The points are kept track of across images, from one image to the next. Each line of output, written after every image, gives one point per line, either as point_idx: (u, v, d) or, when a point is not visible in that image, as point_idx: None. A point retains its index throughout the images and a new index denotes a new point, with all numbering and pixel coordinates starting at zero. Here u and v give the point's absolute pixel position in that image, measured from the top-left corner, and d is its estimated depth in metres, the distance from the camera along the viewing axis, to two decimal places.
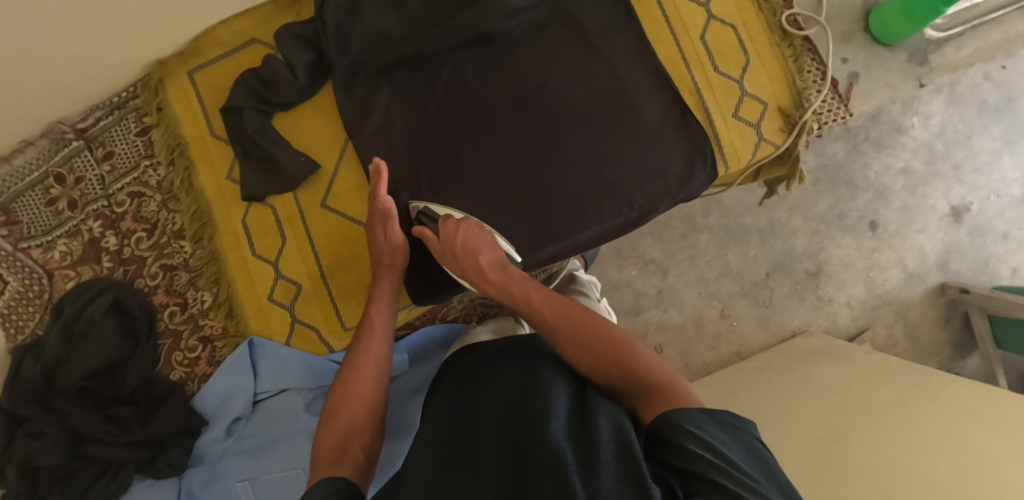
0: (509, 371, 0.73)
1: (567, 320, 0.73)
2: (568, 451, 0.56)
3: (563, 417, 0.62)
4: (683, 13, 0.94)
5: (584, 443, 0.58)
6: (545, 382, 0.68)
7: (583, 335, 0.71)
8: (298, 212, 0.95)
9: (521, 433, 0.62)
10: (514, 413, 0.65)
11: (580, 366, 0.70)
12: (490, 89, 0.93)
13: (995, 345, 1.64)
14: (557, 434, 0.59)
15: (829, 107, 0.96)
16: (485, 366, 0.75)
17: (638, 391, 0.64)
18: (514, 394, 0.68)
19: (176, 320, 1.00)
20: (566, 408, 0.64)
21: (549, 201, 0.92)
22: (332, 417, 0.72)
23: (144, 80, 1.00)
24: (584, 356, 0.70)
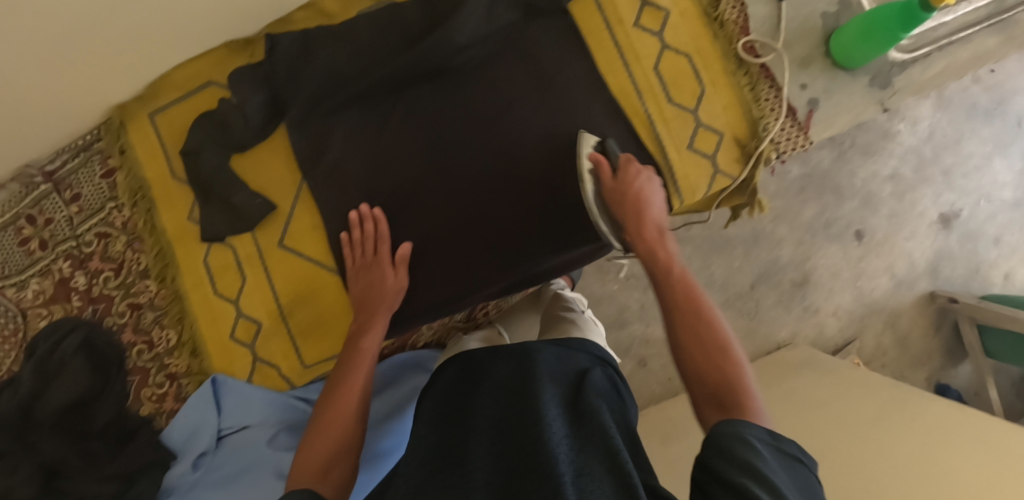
0: (508, 382, 0.78)
1: (693, 301, 0.70)
2: (562, 459, 0.62)
3: (558, 424, 0.68)
4: (635, 43, 0.93)
5: (579, 450, 0.63)
6: (541, 389, 0.73)
7: (698, 322, 0.69)
8: (257, 252, 0.96)
9: (519, 440, 0.67)
10: (510, 423, 0.70)
11: (686, 347, 0.68)
12: (446, 121, 0.92)
13: (984, 353, 1.63)
14: (553, 442, 0.64)
15: (789, 135, 0.95)
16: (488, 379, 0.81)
17: (722, 401, 0.61)
18: (512, 406, 0.73)
19: (144, 358, 1.02)
20: (561, 416, 0.69)
21: (504, 237, 0.92)
22: (323, 428, 0.74)
23: (107, 123, 1.02)
24: (697, 334, 0.68)
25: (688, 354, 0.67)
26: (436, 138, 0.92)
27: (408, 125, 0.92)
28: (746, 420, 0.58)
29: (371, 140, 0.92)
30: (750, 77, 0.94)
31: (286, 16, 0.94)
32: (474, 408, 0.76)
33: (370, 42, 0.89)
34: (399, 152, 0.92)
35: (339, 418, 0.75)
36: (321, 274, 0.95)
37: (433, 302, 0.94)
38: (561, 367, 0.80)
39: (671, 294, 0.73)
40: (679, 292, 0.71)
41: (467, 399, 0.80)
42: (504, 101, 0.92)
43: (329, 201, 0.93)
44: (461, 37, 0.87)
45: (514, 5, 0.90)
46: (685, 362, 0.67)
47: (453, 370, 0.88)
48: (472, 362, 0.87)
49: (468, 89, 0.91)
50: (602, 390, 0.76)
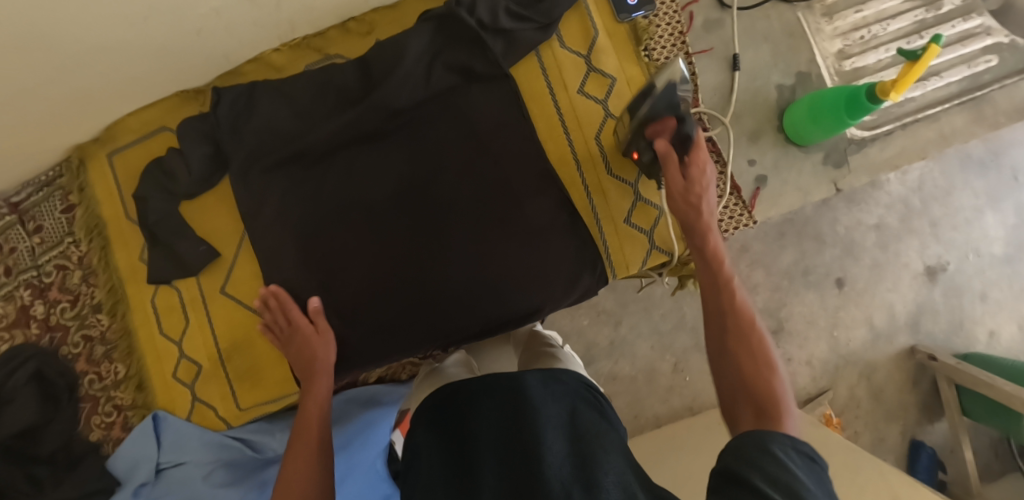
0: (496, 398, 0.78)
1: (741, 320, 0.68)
2: (562, 482, 0.64)
3: (557, 445, 0.68)
4: (578, 111, 0.93)
5: (582, 469, 0.65)
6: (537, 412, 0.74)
7: (745, 339, 0.67)
8: (200, 295, 0.99)
9: (523, 466, 0.67)
10: (501, 445, 0.71)
11: (733, 354, 0.66)
12: (385, 178, 0.93)
13: (961, 413, 1.57)
14: (554, 465, 0.66)
15: (731, 214, 0.92)
16: (486, 383, 0.81)
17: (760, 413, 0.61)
18: (503, 427, 0.73)
19: (95, 387, 1.06)
20: (562, 435, 0.71)
21: (432, 300, 0.92)
22: (288, 469, 0.73)
23: (67, 161, 1.04)
24: (743, 351, 0.66)
25: (733, 366, 0.66)
26: (370, 197, 0.93)
27: (345, 182, 0.93)
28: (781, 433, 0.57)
29: (311, 194, 0.94)
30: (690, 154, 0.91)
31: (235, 68, 0.98)
32: (468, 426, 0.76)
33: (318, 101, 0.94)
34: (334, 211, 0.93)
35: (302, 460, 0.74)
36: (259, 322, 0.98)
37: (360, 359, 0.94)
38: (557, 387, 0.79)
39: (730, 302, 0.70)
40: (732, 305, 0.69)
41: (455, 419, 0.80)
42: (442, 164, 0.93)
43: (266, 254, 0.95)
44: (400, 102, 0.91)
45: (450, 72, 0.91)
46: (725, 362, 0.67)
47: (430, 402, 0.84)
48: (450, 390, 0.83)
49: (405, 151, 0.93)
50: (592, 413, 0.77)
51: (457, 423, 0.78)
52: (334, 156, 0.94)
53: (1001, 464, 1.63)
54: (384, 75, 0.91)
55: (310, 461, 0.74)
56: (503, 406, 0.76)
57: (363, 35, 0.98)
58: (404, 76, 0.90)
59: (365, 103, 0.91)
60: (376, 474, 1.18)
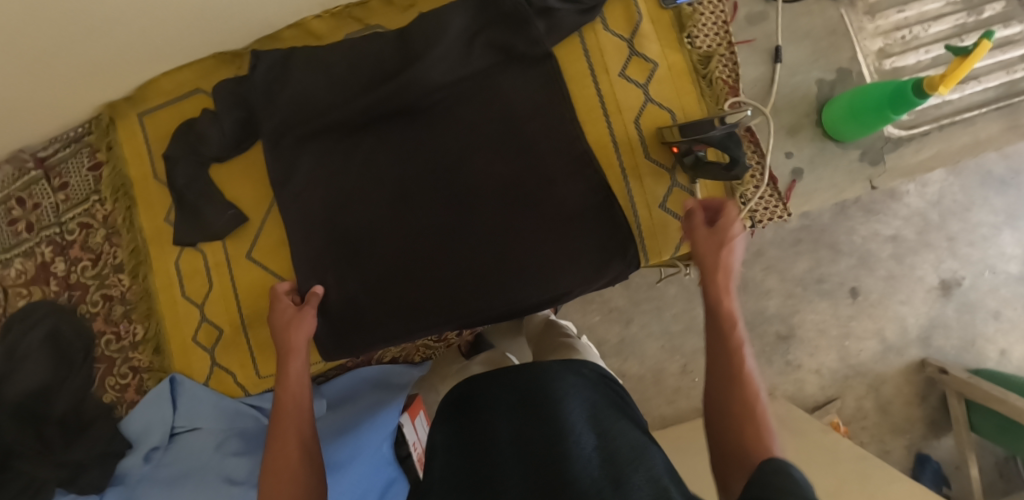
0: (515, 400, 0.81)
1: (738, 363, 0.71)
2: (590, 475, 0.67)
3: (583, 440, 0.72)
4: (618, 94, 0.92)
5: (610, 463, 0.68)
6: (562, 408, 0.76)
7: (740, 377, 0.70)
8: (225, 259, 0.98)
9: (553, 463, 0.69)
10: (521, 449, 0.74)
11: (723, 397, 0.70)
12: (412, 158, 0.94)
13: (970, 429, 1.57)
14: (581, 461, 0.69)
15: (766, 205, 0.93)
16: (508, 390, 0.83)
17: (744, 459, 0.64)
18: (525, 426, 0.77)
19: (111, 348, 1.05)
20: (588, 430, 0.73)
21: (457, 277, 0.93)
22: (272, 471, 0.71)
23: (97, 118, 1.03)
24: (737, 388, 0.70)
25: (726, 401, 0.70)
26: (399, 171, 0.94)
27: (371, 158, 0.94)
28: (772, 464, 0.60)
29: (339, 169, 0.94)
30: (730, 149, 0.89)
31: (276, 33, 0.97)
32: (487, 431, 0.79)
33: (347, 72, 0.93)
34: (361, 187, 0.94)
35: (288, 457, 0.72)
36: None
37: (386, 330, 0.94)
38: (576, 383, 0.82)
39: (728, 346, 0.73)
40: (732, 344, 0.72)
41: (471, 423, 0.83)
42: (473, 142, 0.93)
43: (296, 223, 0.95)
44: (434, 79, 0.90)
45: (491, 50, 0.91)
46: (722, 405, 0.70)
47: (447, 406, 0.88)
48: (465, 389, 0.87)
49: (435, 127, 0.93)
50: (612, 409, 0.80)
51: (475, 426, 0.82)
52: (364, 130, 0.94)
53: (1006, 484, 1.62)
54: (421, 50, 0.91)
55: (293, 463, 0.72)
56: (524, 406, 0.79)
57: (404, 10, 0.97)
58: (442, 53, 0.90)
59: (399, 78, 0.90)
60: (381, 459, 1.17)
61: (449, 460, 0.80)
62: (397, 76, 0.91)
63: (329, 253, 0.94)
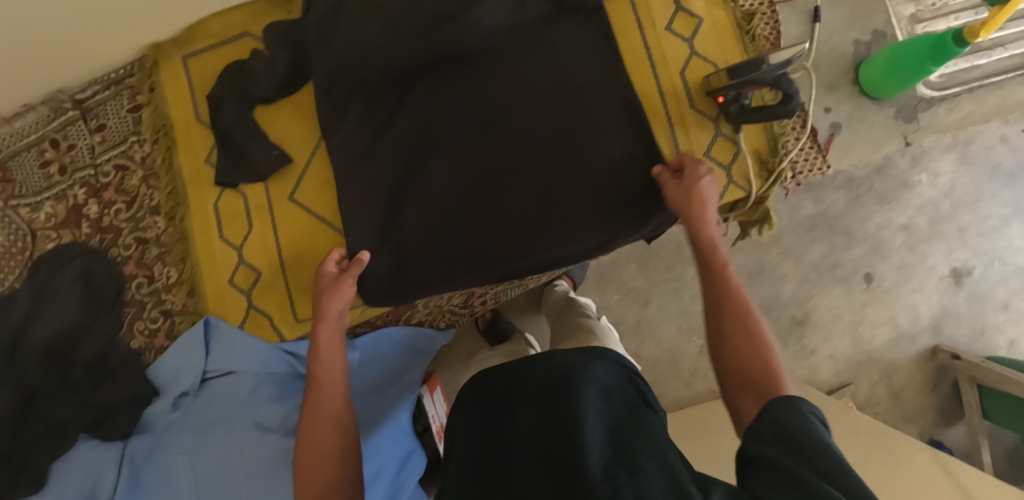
0: (537, 386, 0.78)
1: (743, 312, 0.72)
2: (602, 467, 0.64)
3: (596, 432, 0.68)
4: (664, 47, 0.95)
5: (623, 456, 0.65)
6: (576, 398, 0.73)
7: (741, 326, 0.71)
8: (267, 202, 0.98)
9: (565, 460, 0.67)
10: (545, 438, 0.70)
11: (732, 351, 0.70)
12: (458, 110, 0.95)
13: (982, 416, 1.58)
14: (592, 454, 0.65)
15: (806, 156, 0.95)
16: (532, 377, 0.79)
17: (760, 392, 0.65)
18: (547, 412, 0.73)
19: (142, 291, 1.03)
20: (600, 423, 0.70)
21: (504, 223, 0.93)
22: (306, 452, 0.76)
23: (141, 60, 1.04)
24: (739, 338, 0.70)
25: (726, 351, 0.71)
26: (447, 117, 0.95)
27: (423, 107, 0.95)
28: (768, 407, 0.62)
29: (388, 116, 0.96)
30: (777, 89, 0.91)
31: None
32: (507, 417, 0.78)
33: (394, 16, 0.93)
34: (409, 134, 0.95)
35: (318, 451, 0.76)
36: (327, 231, 0.97)
37: (434, 275, 0.94)
38: (596, 370, 0.78)
39: (722, 291, 0.74)
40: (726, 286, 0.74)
41: (496, 408, 0.81)
42: (520, 91, 0.94)
43: (346, 166, 0.97)
44: (486, 25, 0.91)
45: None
46: (728, 353, 0.70)
47: (472, 396, 0.84)
48: (486, 378, 0.85)
49: (484, 75, 0.95)
50: (631, 397, 0.76)
51: (495, 413, 0.80)
52: (417, 77, 0.95)
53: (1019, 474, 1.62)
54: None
55: (327, 451, 0.76)
56: (547, 391, 0.76)
57: None
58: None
59: (447, 25, 0.91)
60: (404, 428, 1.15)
61: (472, 438, 0.79)
62: (451, 19, 0.91)
63: (381, 191, 0.96)
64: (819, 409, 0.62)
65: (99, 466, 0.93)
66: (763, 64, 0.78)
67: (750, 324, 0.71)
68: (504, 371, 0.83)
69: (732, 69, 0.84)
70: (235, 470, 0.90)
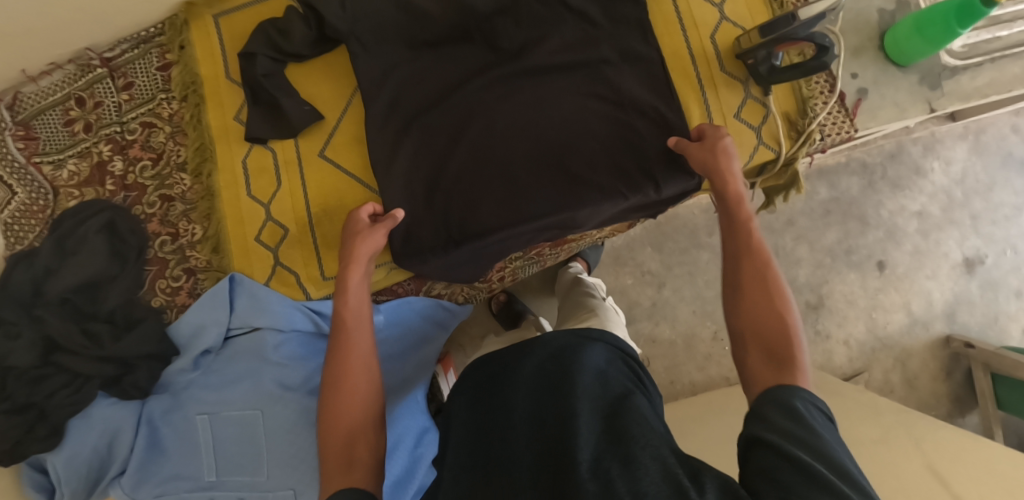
0: (543, 368, 0.79)
1: (764, 280, 0.70)
2: (595, 458, 0.65)
3: (587, 421, 0.69)
4: (694, 10, 0.95)
5: (617, 444, 0.66)
6: (572, 386, 0.74)
7: (758, 293, 0.70)
8: (297, 158, 0.98)
9: (553, 453, 0.67)
10: (537, 422, 0.72)
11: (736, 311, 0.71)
12: (522, 141, 0.93)
13: (996, 405, 1.49)
14: (583, 447, 0.65)
15: (834, 120, 0.95)
16: (531, 367, 0.80)
17: (772, 349, 0.65)
18: (543, 400, 0.74)
19: (165, 249, 1.03)
20: (594, 413, 0.71)
21: (518, 182, 0.92)
22: (336, 397, 0.71)
23: (172, 18, 1.04)
24: (759, 308, 0.69)
25: (746, 321, 0.69)
26: (478, 75, 0.95)
27: (478, 138, 0.93)
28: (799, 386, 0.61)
29: (435, 153, 0.94)
30: (808, 50, 0.92)
31: None
32: (503, 400, 0.78)
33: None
34: (458, 173, 0.93)
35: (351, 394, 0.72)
36: (355, 188, 0.97)
37: (437, 235, 0.93)
38: (595, 355, 0.80)
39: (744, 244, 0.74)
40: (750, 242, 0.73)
41: (492, 395, 0.81)
42: (551, 68, 0.94)
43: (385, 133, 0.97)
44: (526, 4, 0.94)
45: None
46: (740, 307, 0.70)
47: (473, 383, 0.87)
48: (492, 362, 0.87)
49: (522, 88, 0.94)
50: (622, 381, 0.77)
51: (492, 400, 0.80)
52: (454, 93, 0.95)
53: None
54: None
55: (359, 399, 0.71)
56: (545, 375, 0.78)
57: None
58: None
59: (479, 33, 0.95)
60: (418, 404, 1.15)
61: (469, 435, 0.79)
62: None
63: (407, 149, 0.95)
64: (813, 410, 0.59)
65: (117, 422, 0.94)
66: (794, 19, 0.79)
67: (768, 291, 0.70)
68: (500, 357, 0.86)
69: (765, 26, 0.85)
70: (259, 428, 0.93)
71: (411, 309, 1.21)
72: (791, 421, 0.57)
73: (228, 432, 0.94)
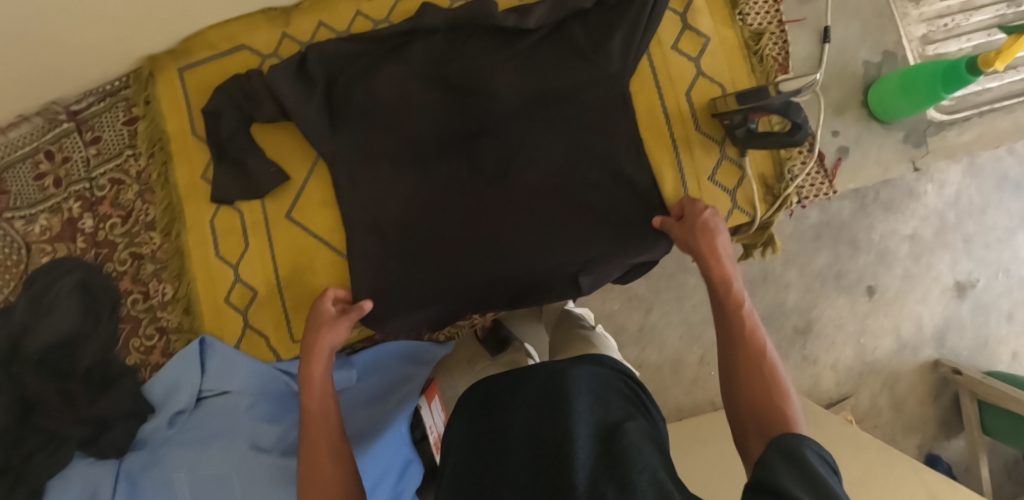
0: (543, 384, 0.72)
1: (757, 360, 0.66)
2: (591, 481, 0.58)
3: (584, 442, 0.63)
4: (671, 67, 0.93)
5: (613, 467, 0.59)
6: (569, 406, 0.67)
7: (753, 370, 0.66)
8: (263, 219, 0.97)
9: (553, 478, 0.60)
10: (535, 445, 0.65)
11: (734, 383, 0.66)
12: (517, 260, 0.91)
13: (982, 431, 1.43)
14: (579, 467, 0.59)
15: (813, 181, 0.93)
16: (534, 387, 0.73)
17: (766, 427, 0.60)
18: (543, 423, 0.67)
19: (137, 307, 1.03)
20: (592, 436, 0.64)
21: (502, 249, 0.91)
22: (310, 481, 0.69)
23: (137, 72, 1.02)
24: (751, 376, 0.65)
25: (744, 400, 0.65)
26: (454, 174, 0.92)
27: (469, 259, 0.91)
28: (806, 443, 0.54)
29: (431, 272, 0.92)
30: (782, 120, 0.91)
31: None
32: (502, 421, 0.71)
33: (397, 48, 0.92)
34: (450, 295, 0.92)
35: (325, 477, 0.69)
36: (323, 252, 0.96)
37: (408, 300, 0.92)
38: (586, 374, 0.73)
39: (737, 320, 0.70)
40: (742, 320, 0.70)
41: (496, 415, 0.73)
42: (525, 137, 0.92)
43: (358, 194, 0.93)
44: (503, 97, 0.91)
45: (553, 13, 0.90)
46: (739, 382, 0.66)
47: (472, 400, 0.79)
48: (493, 383, 0.78)
49: (514, 190, 0.91)
50: (622, 404, 0.71)
51: (491, 419, 0.73)
52: (441, 205, 0.92)
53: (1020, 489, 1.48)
54: (485, 64, 0.91)
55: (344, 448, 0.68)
56: (545, 393, 0.71)
57: None
58: (498, 63, 0.91)
59: (462, 143, 0.93)
60: (400, 438, 1.09)
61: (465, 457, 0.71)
62: (453, 51, 0.92)
63: (377, 213, 0.93)
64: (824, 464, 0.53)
65: (95, 481, 0.94)
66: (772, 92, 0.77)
67: (764, 369, 0.65)
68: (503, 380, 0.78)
69: (743, 94, 0.82)
70: (233, 484, 0.90)
71: (381, 349, 1.17)
72: (791, 461, 0.53)
73: (204, 492, 0.90)
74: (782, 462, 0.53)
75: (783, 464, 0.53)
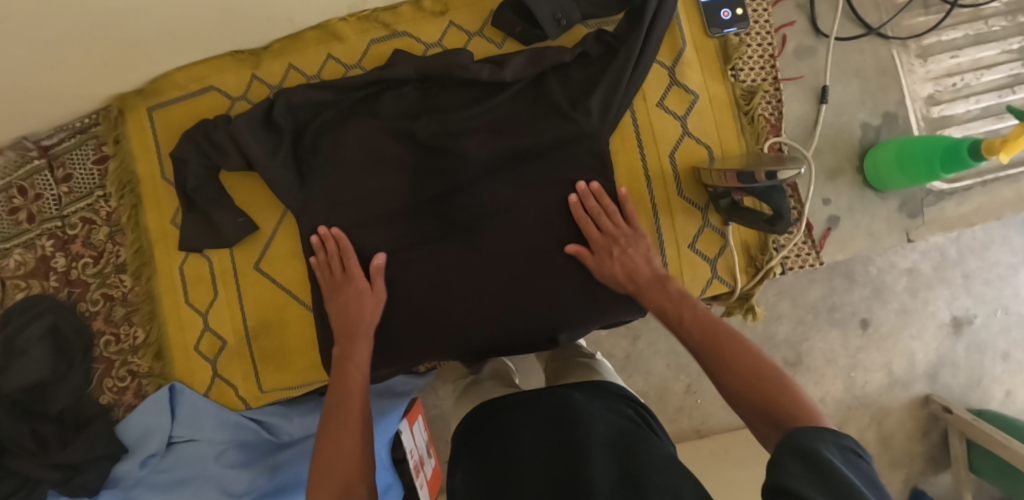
0: (549, 406, 0.66)
1: (732, 344, 0.66)
2: None
3: (602, 466, 0.57)
4: (655, 125, 0.89)
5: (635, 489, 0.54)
6: (580, 431, 0.61)
7: (738, 355, 0.65)
8: (232, 269, 0.96)
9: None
10: (549, 466, 0.58)
11: (725, 379, 0.65)
12: (486, 324, 0.88)
13: (968, 469, 1.21)
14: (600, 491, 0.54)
15: (799, 252, 0.90)
16: (544, 406, 0.67)
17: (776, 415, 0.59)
18: (554, 443, 0.61)
19: (110, 349, 1.01)
20: (610, 458, 0.58)
21: (472, 309, 0.88)
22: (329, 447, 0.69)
23: (106, 109, 0.99)
24: (736, 362, 0.65)
25: (739, 391, 0.63)
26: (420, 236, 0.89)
27: (426, 333, 0.88)
28: (822, 425, 0.54)
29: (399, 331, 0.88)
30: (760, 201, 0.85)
31: (296, 33, 0.93)
32: (507, 438, 0.65)
33: (367, 98, 0.89)
34: (407, 358, 0.88)
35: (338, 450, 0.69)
36: (291, 304, 0.96)
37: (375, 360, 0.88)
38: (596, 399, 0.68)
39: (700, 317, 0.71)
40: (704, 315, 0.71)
41: (503, 431, 0.66)
42: (496, 199, 0.89)
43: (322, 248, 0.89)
44: (477, 159, 0.87)
45: (533, 66, 0.86)
46: (723, 379, 0.65)
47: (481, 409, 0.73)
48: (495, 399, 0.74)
49: (486, 254, 0.88)
50: (637, 426, 0.65)
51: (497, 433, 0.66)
52: (409, 263, 0.89)
53: None
54: (456, 123, 0.87)
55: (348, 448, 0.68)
56: (554, 416, 0.65)
57: (436, 14, 0.94)
58: (473, 125, 0.88)
59: (431, 204, 0.90)
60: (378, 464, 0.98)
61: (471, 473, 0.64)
62: (427, 108, 0.89)
63: None
64: (844, 443, 0.52)
65: None
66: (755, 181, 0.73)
67: (744, 353, 0.65)
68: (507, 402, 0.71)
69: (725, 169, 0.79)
70: None
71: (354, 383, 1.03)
72: (805, 460, 0.49)
73: None
74: (793, 458, 0.50)
75: (793, 461, 0.50)
